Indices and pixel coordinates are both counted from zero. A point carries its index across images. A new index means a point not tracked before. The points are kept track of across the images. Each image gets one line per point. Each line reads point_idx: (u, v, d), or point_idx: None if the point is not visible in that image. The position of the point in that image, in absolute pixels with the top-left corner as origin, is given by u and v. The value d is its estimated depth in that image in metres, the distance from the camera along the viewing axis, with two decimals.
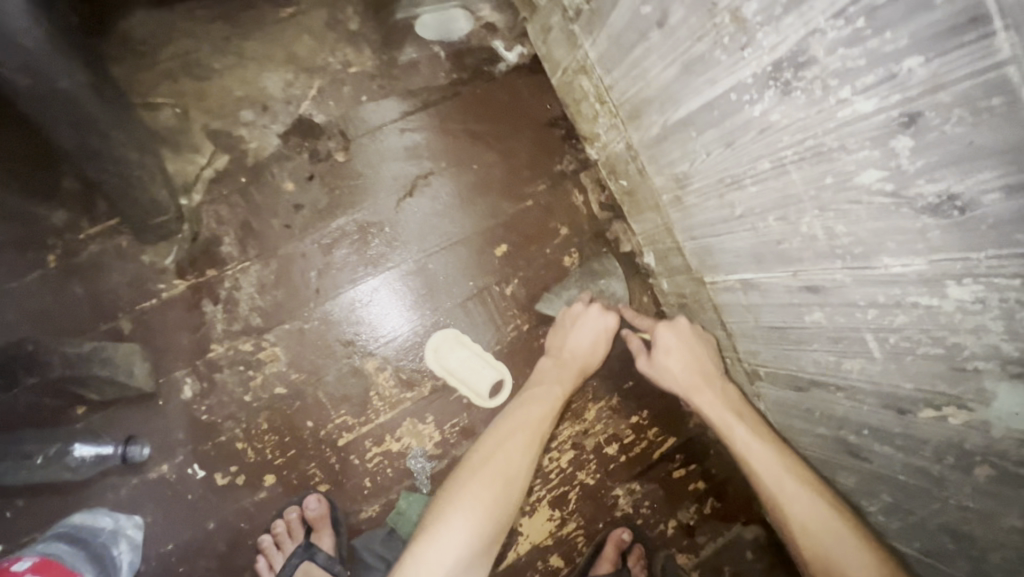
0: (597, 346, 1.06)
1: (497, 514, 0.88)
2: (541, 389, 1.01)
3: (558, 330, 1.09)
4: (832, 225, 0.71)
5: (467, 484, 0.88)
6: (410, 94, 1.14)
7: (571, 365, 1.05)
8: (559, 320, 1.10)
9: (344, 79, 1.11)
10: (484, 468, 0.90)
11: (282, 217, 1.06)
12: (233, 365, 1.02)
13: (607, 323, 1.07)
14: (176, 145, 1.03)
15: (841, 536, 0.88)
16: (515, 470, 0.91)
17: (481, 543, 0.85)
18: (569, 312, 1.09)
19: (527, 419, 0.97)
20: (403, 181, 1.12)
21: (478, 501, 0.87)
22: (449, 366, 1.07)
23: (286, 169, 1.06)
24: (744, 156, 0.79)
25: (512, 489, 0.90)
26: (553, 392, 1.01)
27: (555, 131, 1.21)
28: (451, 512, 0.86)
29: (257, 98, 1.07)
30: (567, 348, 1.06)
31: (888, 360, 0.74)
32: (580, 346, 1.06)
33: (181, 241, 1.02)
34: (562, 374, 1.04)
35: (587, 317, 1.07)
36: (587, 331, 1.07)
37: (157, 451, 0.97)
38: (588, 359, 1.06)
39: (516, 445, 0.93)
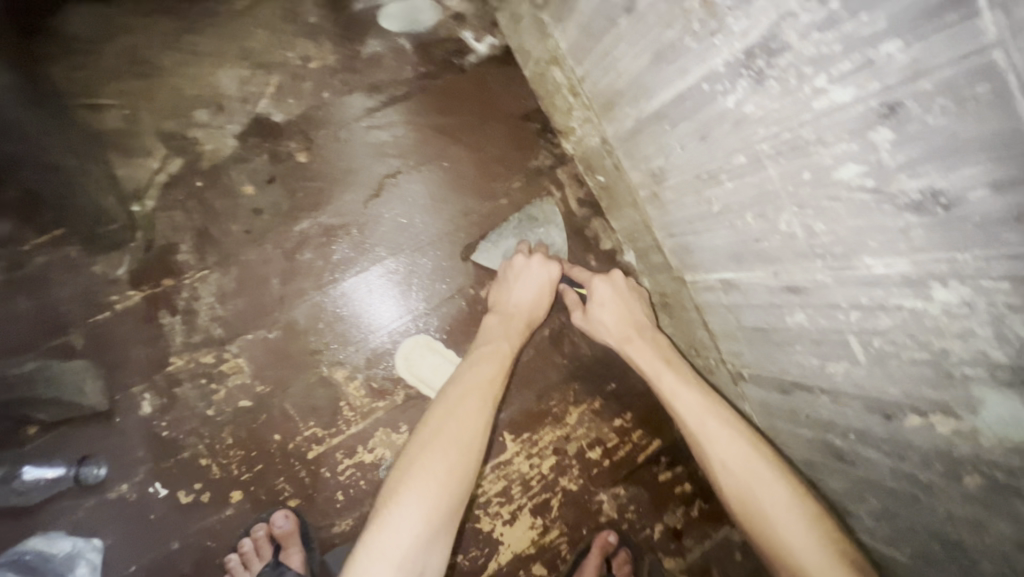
0: (540, 298, 1.03)
1: (455, 484, 0.81)
2: (489, 349, 0.97)
3: (500, 288, 1.04)
4: (811, 223, 0.66)
5: (420, 458, 0.82)
6: (375, 89, 1.09)
7: (517, 318, 1.01)
8: (500, 275, 1.06)
9: (305, 75, 1.06)
10: (436, 437, 0.84)
11: (242, 221, 1.01)
12: (194, 378, 0.97)
13: (548, 275, 1.03)
14: (126, 149, 0.98)
15: (773, 487, 0.84)
16: (469, 438, 0.85)
17: (441, 517, 0.78)
18: (507, 265, 1.05)
19: (476, 382, 0.91)
20: (369, 181, 1.07)
21: (435, 472, 0.80)
22: (419, 373, 1.04)
23: (244, 171, 1.01)
24: (718, 150, 0.75)
25: (469, 458, 0.83)
26: (500, 348, 0.97)
27: (529, 125, 1.16)
28: (404, 490, 0.78)
29: (212, 97, 1.02)
30: (510, 302, 1.02)
31: (873, 364, 0.70)
32: (523, 300, 1.02)
33: (134, 250, 0.97)
34: (509, 330, 0.99)
35: (524, 270, 1.03)
36: (530, 286, 1.03)
37: (115, 470, 0.93)
38: (532, 311, 1.02)
39: (468, 409, 0.88)
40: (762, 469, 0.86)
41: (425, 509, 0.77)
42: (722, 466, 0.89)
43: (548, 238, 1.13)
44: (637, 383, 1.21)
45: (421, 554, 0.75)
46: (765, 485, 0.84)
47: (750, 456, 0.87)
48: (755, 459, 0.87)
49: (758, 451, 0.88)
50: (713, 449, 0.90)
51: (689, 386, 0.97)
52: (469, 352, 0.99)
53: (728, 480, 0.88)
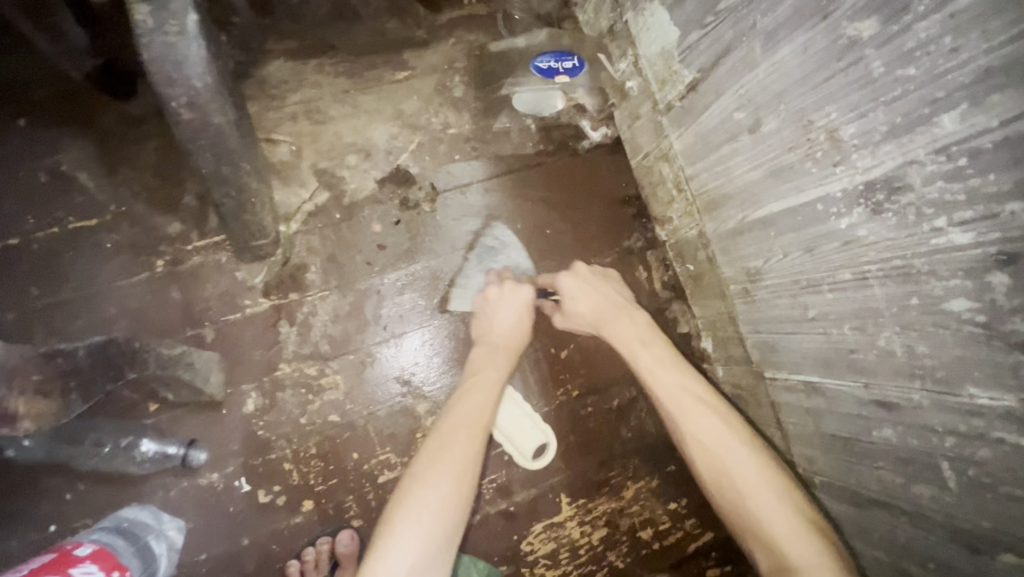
0: (521, 321, 1.07)
1: (450, 513, 0.82)
2: (478, 379, 1.00)
3: (482, 316, 1.09)
4: (913, 344, 0.71)
5: (415, 486, 0.83)
6: (498, 158, 1.23)
7: (503, 347, 1.04)
8: (484, 307, 1.09)
9: (442, 138, 1.21)
10: (428, 469, 0.86)
11: (365, 253, 1.13)
12: (296, 386, 1.06)
13: (524, 297, 1.07)
14: (286, 178, 1.12)
15: (738, 454, 0.89)
16: (463, 465, 0.87)
17: (439, 543, 0.79)
18: (482, 298, 1.09)
19: (468, 411, 0.94)
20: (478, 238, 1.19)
21: (426, 498, 0.82)
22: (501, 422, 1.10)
23: (376, 211, 1.15)
24: (823, 264, 0.81)
25: (462, 485, 0.85)
26: (490, 377, 1.00)
27: (627, 209, 1.28)
28: (399, 523, 0.79)
29: (363, 146, 1.17)
30: (494, 332, 1.06)
31: (963, 493, 0.71)
32: (504, 326, 1.07)
33: (273, 263, 1.09)
34: (500, 358, 1.03)
35: (502, 298, 1.08)
36: (509, 311, 1.08)
37: (212, 458, 1.01)
38: (516, 337, 1.06)
39: (461, 437, 0.90)
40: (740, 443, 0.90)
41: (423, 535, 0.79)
42: (693, 439, 0.93)
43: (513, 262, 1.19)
44: None
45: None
46: (737, 453, 0.89)
47: (721, 431, 0.92)
48: (726, 430, 0.92)
49: (728, 422, 0.93)
50: (688, 428, 0.94)
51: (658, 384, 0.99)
52: (461, 381, 1.02)
53: (699, 455, 0.92)
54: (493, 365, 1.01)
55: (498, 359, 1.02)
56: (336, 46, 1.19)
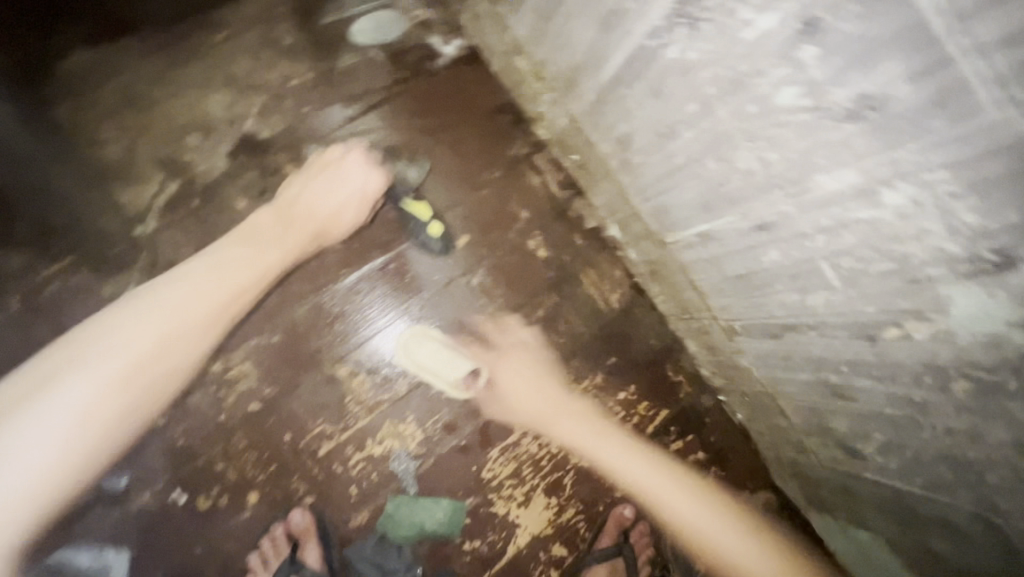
0: (359, 215, 1.10)
1: (104, 401, 0.91)
2: (249, 251, 1.04)
3: (308, 189, 1.09)
4: (765, 154, 0.69)
5: (41, 395, 0.89)
6: (353, 98, 1.15)
7: (302, 227, 1.07)
8: (320, 168, 1.11)
9: (286, 93, 1.12)
10: (92, 346, 0.93)
11: (237, 233, 1.06)
12: (205, 386, 1.02)
13: (369, 186, 1.12)
14: (126, 177, 1.03)
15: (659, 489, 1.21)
16: (157, 355, 0.96)
17: (61, 452, 0.88)
18: (319, 164, 1.11)
19: (211, 292, 1.00)
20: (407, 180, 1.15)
21: (81, 383, 0.91)
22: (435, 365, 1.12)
23: (237, 187, 1.07)
24: (671, 103, 0.79)
25: (124, 380, 0.93)
26: (266, 254, 1.05)
27: (503, 117, 1.22)
28: (38, 399, 0.89)
29: (201, 122, 1.08)
30: (312, 209, 1.08)
31: (846, 287, 0.72)
32: (326, 207, 1.09)
33: (139, 270, 1.02)
34: (286, 239, 1.06)
35: (347, 168, 1.12)
36: (338, 194, 1.10)
37: (137, 480, 0.98)
38: (329, 224, 1.09)
39: (165, 321, 0.96)
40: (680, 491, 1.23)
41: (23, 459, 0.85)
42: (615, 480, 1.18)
43: (403, 174, 1.15)
44: (638, 354, 1.23)
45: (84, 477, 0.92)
46: (603, 446, 1.18)
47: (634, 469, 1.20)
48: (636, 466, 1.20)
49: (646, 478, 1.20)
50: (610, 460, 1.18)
51: (620, 449, 1.20)
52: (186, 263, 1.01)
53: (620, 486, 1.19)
54: (270, 245, 1.05)
55: (279, 242, 1.06)
56: (138, 20, 1.07)
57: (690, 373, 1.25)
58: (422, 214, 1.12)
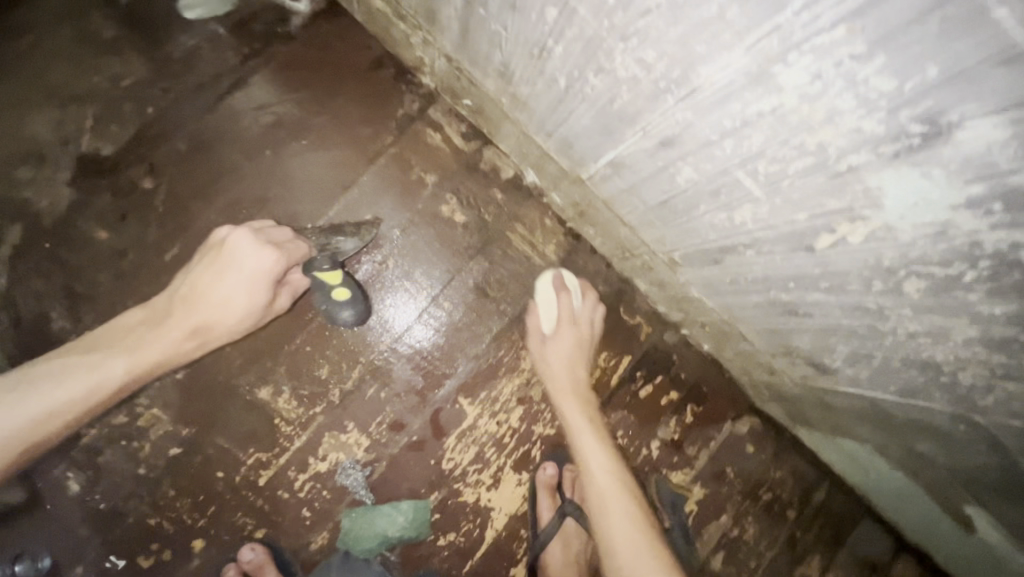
0: (255, 296, 0.87)
1: None
2: (105, 358, 0.78)
3: (197, 280, 0.85)
4: (641, 54, 0.57)
5: None
6: (202, 86, 1.02)
7: (184, 320, 0.83)
8: (211, 255, 0.86)
9: (120, 96, 0.99)
10: None
11: (106, 269, 0.95)
12: (114, 441, 0.94)
13: (262, 266, 0.85)
14: None
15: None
16: None
17: None
18: (211, 250, 0.86)
19: (47, 405, 0.73)
20: (343, 250, 0.99)
21: None
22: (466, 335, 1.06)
23: (89, 217, 0.96)
24: (531, 14, 0.66)
25: None
26: (113, 362, 0.78)
27: (382, 72, 1.07)
28: None
29: (31, 151, 0.96)
30: (201, 299, 0.84)
31: (771, 196, 0.60)
32: (223, 297, 0.84)
33: (4, 331, 0.91)
34: (149, 340, 0.81)
35: (234, 250, 0.85)
36: (234, 279, 0.85)
37: (64, 555, 0.90)
38: (216, 316, 0.84)
39: None
40: (634, 537, 0.84)
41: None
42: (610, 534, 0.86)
43: (342, 248, 0.99)
44: None
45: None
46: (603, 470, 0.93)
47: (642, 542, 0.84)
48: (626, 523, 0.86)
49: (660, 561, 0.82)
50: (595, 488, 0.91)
51: (604, 448, 0.96)
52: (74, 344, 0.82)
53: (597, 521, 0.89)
54: (120, 352, 0.79)
55: (135, 351, 0.80)
56: None
57: (647, 313, 1.16)
58: (330, 281, 0.91)
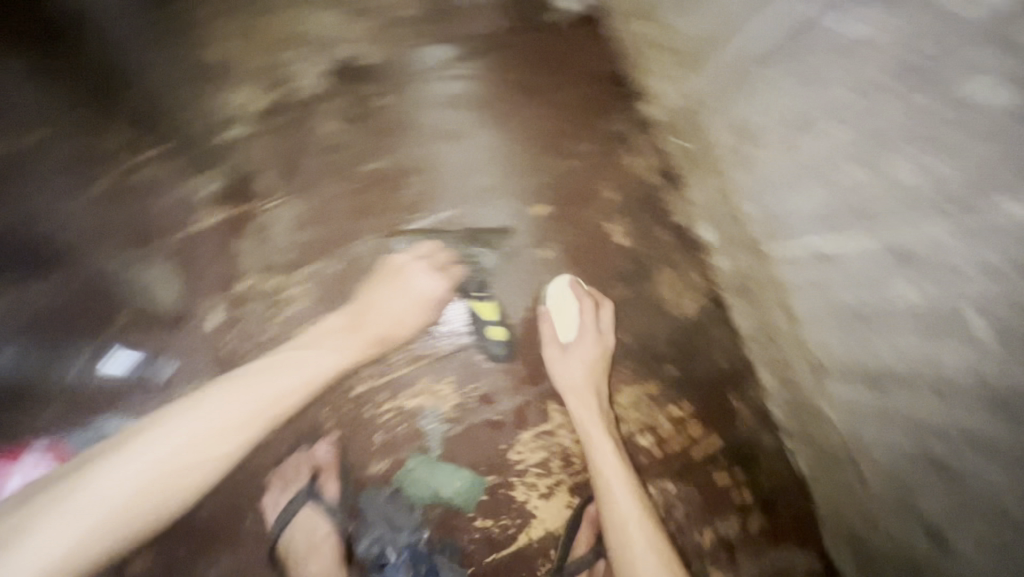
0: (422, 315, 1.01)
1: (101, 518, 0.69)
2: (311, 351, 0.91)
3: (370, 296, 0.99)
4: (931, 162, 0.67)
5: (132, 442, 0.76)
6: (456, 40, 1.10)
7: (369, 327, 0.97)
8: (382, 277, 1.01)
9: (389, 21, 1.08)
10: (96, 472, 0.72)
11: (320, 157, 1.06)
12: (259, 298, 1.03)
13: (429, 291, 1.00)
14: (221, 79, 1.03)
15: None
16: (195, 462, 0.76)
17: None
18: (389, 267, 1.02)
19: (269, 390, 0.84)
20: (481, 268, 1.07)
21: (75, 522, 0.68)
22: (562, 306, 1.06)
23: (325, 110, 1.07)
24: (821, 96, 0.77)
25: (149, 490, 0.73)
26: (324, 358, 0.91)
27: (610, 88, 1.11)
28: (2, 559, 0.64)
29: (301, 36, 1.06)
30: (381, 310, 0.98)
31: (996, 339, 0.64)
32: (401, 310, 1.00)
33: (221, 172, 1.03)
34: (348, 344, 0.95)
35: (410, 276, 1.00)
36: (405, 296, 1.00)
37: (181, 373, 1.00)
38: (395, 329, 0.99)
39: (186, 422, 0.78)
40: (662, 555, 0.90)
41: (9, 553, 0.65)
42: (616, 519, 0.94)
43: (480, 261, 1.06)
44: (700, 370, 1.08)
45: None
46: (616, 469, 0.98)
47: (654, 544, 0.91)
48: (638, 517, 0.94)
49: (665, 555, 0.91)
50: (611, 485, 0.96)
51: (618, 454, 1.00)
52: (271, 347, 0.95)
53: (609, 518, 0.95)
54: (328, 351, 0.92)
55: (342, 350, 0.93)
56: None
57: (755, 406, 1.06)
58: (489, 315, 1.05)
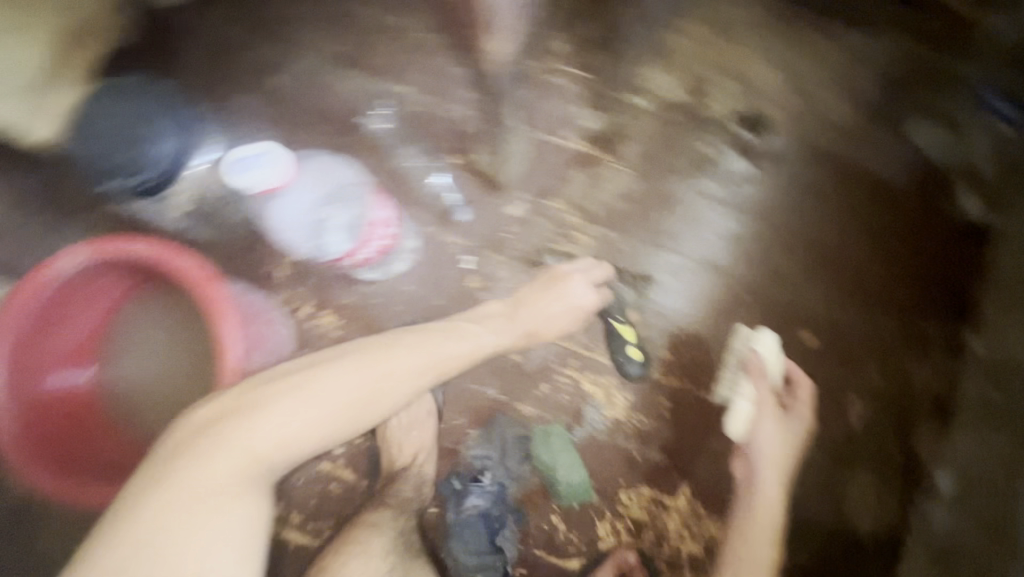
0: (567, 320, 1.05)
1: (317, 430, 0.78)
2: (473, 329, 0.97)
3: (533, 292, 1.05)
4: None
5: (326, 366, 0.83)
6: (856, 166, 1.13)
7: (522, 321, 1.02)
8: (547, 279, 1.07)
9: (817, 116, 1.15)
10: (293, 381, 0.80)
11: (680, 164, 1.15)
12: (554, 222, 1.14)
13: (582, 303, 1.05)
14: (665, 60, 1.16)
15: None
16: (395, 385, 0.85)
17: (246, 487, 0.72)
18: (552, 274, 1.07)
19: (449, 352, 0.92)
20: (623, 301, 1.11)
21: (275, 417, 0.76)
22: (778, 362, 1.07)
23: (713, 135, 1.15)
24: None
25: (364, 399, 0.82)
26: (486, 338, 0.98)
27: (950, 300, 1.09)
28: (230, 424, 0.75)
29: (744, 75, 1.16)
30: (534, 306, 1.03)
31: None
32: (552, 315, 1.04)
33: (607, 119, 1.16)
34: (505, 332, 1.00)
35: (570, 285, 1.05)
36: (559, 300, 1.05)
37: (463, 225, 1.13)
38: (543, 328, 1.03)
39: (410, 340, 0.90)
40: None
41: (189, 498, 0.69)
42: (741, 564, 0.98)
43: (622, 294, 1.11)
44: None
45: (249, 486, 0.72)
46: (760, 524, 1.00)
47: None
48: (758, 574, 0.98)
49: None
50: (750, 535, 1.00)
51: (771, 517, 1.01)
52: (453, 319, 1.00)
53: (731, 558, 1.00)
54: (488, 332, 0.98)
55: (499, 335, 0.99)
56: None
57: None
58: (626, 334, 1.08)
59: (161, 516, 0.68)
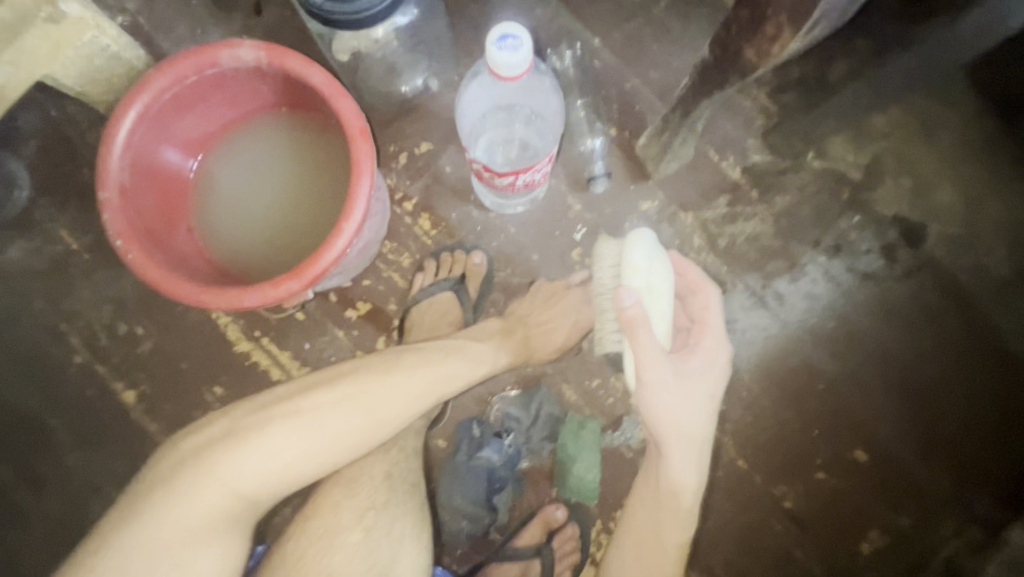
0: (571, 337, 1.02)
1: (310, 461, 0.76)
2: (478, 349, 0.93)
3: (524, 308, 1.04)
4: None
5: (319, 390, 0.79)
6: (985, 320, 1.08)
7: (518, 334, 1.00)
8: (542, 298, 1.04)
9: (973, 255, 1.09)
10: (287, 408, 0.77)
11: (820, 237, 1.10)
12: (676, 234, 1.10)
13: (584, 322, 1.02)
14: (855, 133, 1.11)
15: None
16: (397, 410, 0.82)
17: (226, 520, 0.73)
18: (551, 292, 1.04)
19: (450, 372, 0.87)
20: None
21: (265, 451, 0.74)
22: (655, 284, 0.78)
23: (865, 225, 1.10)
24: None
25: (369, 425, 0.79)
26: (488, 358, 0.94)
27: (1010, 484, 1.06)
28: (214, 457, 0.73)
29: (923, 183, 1.10)
30: (533, 322, 1.02)
31: None
32: (556, 330, 1.02)
33: (773, 161, 1.11)
34: (502, 347, 0.97)
35: (568, 306, 1.03)
36: (564, 317, 1.02)
37: (590, 196, 1.10)
38: (545, 342, 1.02)
39: (417, 361, 0.85)
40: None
41: (158, 545, 0.68)
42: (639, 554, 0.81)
43: None
44: None
45: (232, 520, 0.73)
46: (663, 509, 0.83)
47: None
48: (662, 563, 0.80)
49: None
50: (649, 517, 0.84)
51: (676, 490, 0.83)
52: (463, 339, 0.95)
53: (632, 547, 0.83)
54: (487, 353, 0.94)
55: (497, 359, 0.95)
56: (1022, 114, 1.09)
57: None
58: None
59: (145, 546, 0.68)
